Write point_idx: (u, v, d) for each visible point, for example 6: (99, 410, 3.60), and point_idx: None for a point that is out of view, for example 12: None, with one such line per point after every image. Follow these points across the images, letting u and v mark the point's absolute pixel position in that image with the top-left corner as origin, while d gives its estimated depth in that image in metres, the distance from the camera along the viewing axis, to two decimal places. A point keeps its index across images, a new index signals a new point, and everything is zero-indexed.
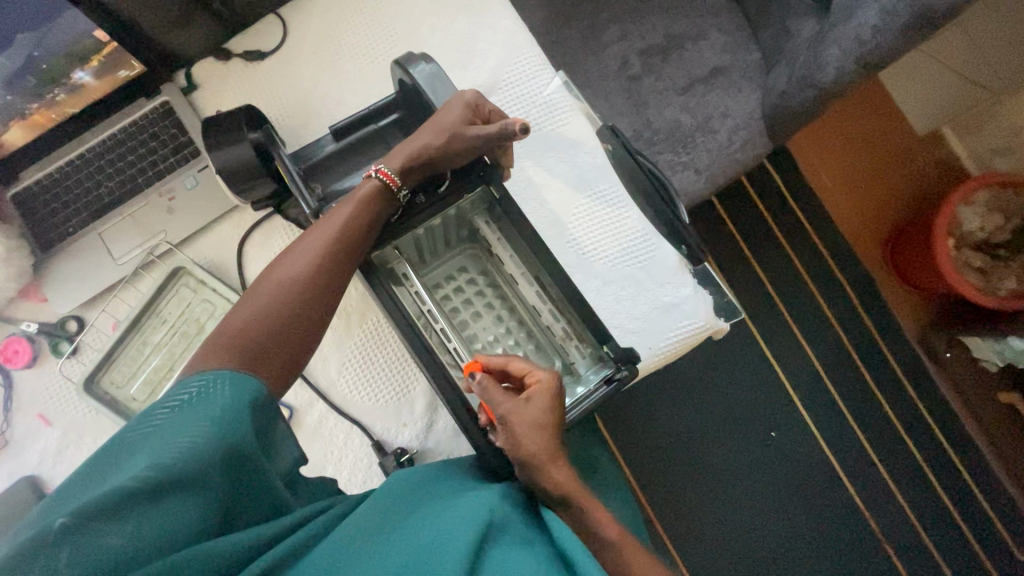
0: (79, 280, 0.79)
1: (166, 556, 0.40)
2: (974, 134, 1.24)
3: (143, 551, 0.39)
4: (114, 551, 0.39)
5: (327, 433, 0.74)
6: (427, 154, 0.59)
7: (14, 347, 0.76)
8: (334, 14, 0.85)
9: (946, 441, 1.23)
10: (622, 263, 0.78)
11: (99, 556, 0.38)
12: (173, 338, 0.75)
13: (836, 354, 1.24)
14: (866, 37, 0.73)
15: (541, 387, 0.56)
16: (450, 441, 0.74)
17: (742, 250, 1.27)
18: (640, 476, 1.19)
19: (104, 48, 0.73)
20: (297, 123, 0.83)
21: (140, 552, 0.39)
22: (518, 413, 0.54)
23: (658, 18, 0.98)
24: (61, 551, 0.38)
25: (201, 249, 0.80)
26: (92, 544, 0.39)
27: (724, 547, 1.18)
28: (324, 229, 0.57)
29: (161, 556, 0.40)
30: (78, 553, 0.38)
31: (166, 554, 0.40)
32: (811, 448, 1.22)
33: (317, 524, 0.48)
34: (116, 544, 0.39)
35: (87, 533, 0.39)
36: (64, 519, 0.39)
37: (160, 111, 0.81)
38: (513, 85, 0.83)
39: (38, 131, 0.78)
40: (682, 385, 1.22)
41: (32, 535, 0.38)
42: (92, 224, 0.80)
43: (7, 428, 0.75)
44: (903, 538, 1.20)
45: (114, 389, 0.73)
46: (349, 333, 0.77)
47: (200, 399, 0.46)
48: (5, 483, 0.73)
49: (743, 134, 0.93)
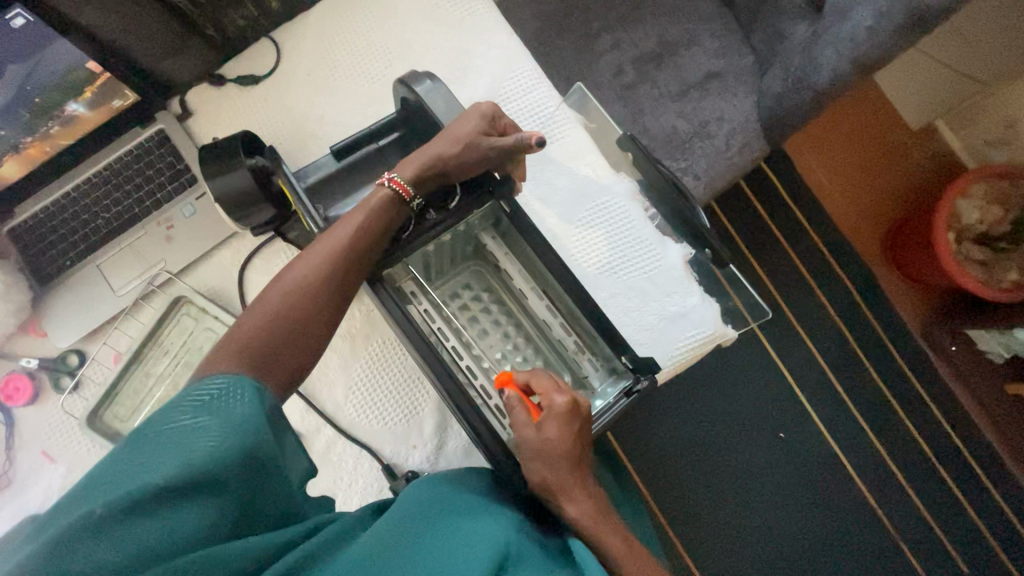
0: (78, 314, 0.77)
1: (192, 553, 0.39)
2: (968, 127, 1.24)
3: (171, 547, 0.39)
4: (143, 546, 0.38)
5: (336, 458, 0.73)
6: (443, 163, 0.59)
7: (15, 385, 0.75)
8: (326, 35, 0.84)
9: (956, 434, 1.22)
10: (628, 275, 0.78)
11: (129, 551, 0.38)
12: (176, 368, 0.74)
13: (842, 353, 1.24)
14: (861, 38, 0.73)
15: (553, 421, 0.53)
16: (461, 462, 0.73)
17: (743, 252, 1.26)
18: (651, 484, 1.18)
19: (97, 78, 0.72)
20: (294, 146, 0.82)
21: (167, 549, 0.39)
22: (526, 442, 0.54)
23: (650, 26, 0.98)
24: (92, 544, 0.37)
25: (201, 277, 0.79)
26: (123, 538, 0.38)
27: (739, 553, 1.17)
28: (336, 232, 0.56)
29: (187, 553, 0.39)
30: (109, 547, 0.37)
31: (192, 550, 0.39)
32: (821, 449, 1.21)
33: (335, 532, 0.46)
34: (146, 539, 0.38)
35: (116, 527, 0.38)
36: (96, 512, 0.38)
37: (156, 140, 0.81)
38: (511, 98, 0.82)
39: (33, 164, 0.77)
40: (689, 391, 1.21)
41: (61, 529, 0.38)
42: (90, 257, 0.79)
43: (9, 468, 0.73)
44: (918, 535, 1.19)
45: (118, 423, 0.72)
46: (354, 354, 0.76)
47: (221, 400, 0.45)
48: (10, 523, 0.72)
49: (741, 137, 0.93)
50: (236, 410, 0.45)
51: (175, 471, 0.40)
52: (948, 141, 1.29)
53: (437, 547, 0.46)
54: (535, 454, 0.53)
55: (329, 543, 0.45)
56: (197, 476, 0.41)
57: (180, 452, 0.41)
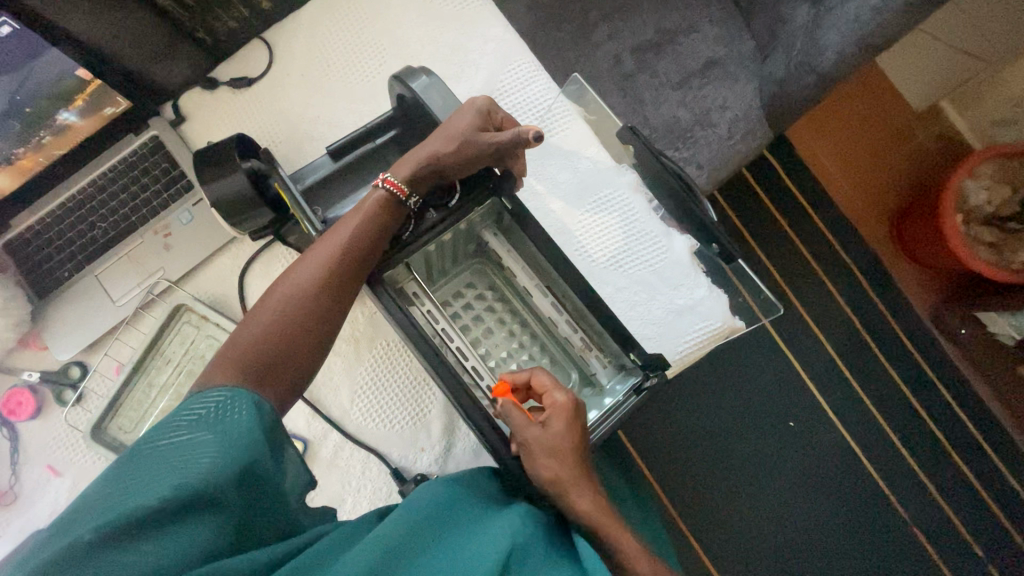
0: (79, 326, 0.77)
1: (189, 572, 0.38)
2: (974, 109, 1.22)
3: (168, 567, 0.38)
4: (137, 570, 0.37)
5: (343, 464, 0.72)
6: (438, 161, 0.57)
7: (17, 400, 0.74)
8: (319, 35, 0.83)
9: (969, 419, 1.20)
10: (633, 268, 0.77)
11: (125, 574, 0.37)
12: (179, 377, 0.73)
13: (850, 339, 1.22)
14: (865, 19, 0.72)
15: (560, 402, 0.54)
16: (471, 462, 0.72)
17: (748, 241, 1.25)
18: (662, 478, 1.17)
19: (88, 86, 0.71)
20: (290, 148, 0.81)
21: (165, 569, 0.38)
22: (538, 438, 0.52)
23: (648, 14, 0.96)
24: (86, 569, 0.36)
25: (200, 285, 0.79)
26: (118, 562, 0.37)
27: (750, 543, 1.16)
28: (332, 238, 0.55)
29: (185, 571, 0.38)
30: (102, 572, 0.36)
31: (190, 569, 0.38)
32: (832, 436, 1.20)
33: (333, 541, 0.45)
34: (141, 560, 0.37)
35: (110, 551, 0.37)
36: (88, 536, 0.37)
37: (150, 146, 0.80)
38: (510, 92, 0.81)
39: (26, 175, 0.75)
40: (695, 382, 1.20)
41: (54, 553, 0.37)
42: (89, 267, 0.78)
43: (15, 483, 0.72)
44: (932, 520, 1.17)
45: (122, 434, 0.71)
46: (359, 357, 0.76)
47: (217, 414, 0.44)
48: (17, 539, 0.71)
49: (743, 125, 0.91)
50: (234, 425, 0.44)
51: (169, 492, 0.39)
52: (955, 123, 1.26)
53: (439, 558, 0.45)
54: (549, 448, 0.52)
55: (329, 549, 0.44)
56: (195, 496, 0.40)
57: (173, 471, 0.40)
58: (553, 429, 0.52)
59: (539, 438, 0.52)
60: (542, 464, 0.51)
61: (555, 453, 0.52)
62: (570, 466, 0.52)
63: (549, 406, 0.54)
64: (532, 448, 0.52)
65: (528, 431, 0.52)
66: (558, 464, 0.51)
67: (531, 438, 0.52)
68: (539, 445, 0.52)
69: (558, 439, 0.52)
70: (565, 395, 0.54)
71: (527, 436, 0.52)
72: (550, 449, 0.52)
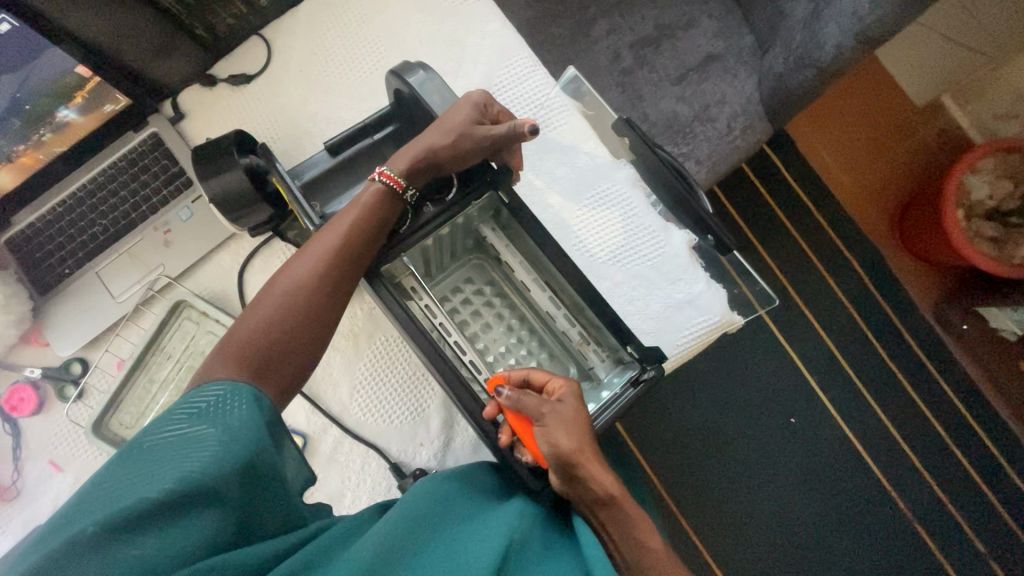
0: (80, 322, 0.77)
1: (191, 565, 0.38)
2: (975, 102, 1.21)
3: (170, 561, 0.38)
4: (140, 562, 0.37)
5: (343, 459, 0.73)
6: (433, 154, 0.57)
7: (19, 396, 0.74)
8: (318, 32, 0.83)
9: (971, 415, 1.20)
10: (632, 263, 0.77)
11: (128, 567, 0.37)
12: (179, 372, 0.74)
13: (852, 334, 1.22)
14: (864, 12, 0.72)
15: (567, 388, 0.53)
16: (469, 457, 0.72)
17: (748, 237, 1.25)
18: (662, 475, 1.17)
19: (87, 83, 0.71)
20: (289, 145, 0.82)
21: (168, 562, 0.38)
22: (555, 413, 0.51)
23: (647, 9, 0.96)
24: (88, 562, 0.36)
25: (200, 281, 0.79)
26: (119, 556, 0.37)
27: (751, 539, 1.16)
28: (330, 233, 0.55)
29: (187, 564, 0.38)
30: (105, 565, 0.37)
31: (192, 562, 0.38)
32: (833, 431, 1.19)
33: (334, 535, 0.45)
34: (144, 553, 0.38)
35: (113, 544, 0.37)
36: (90, 529, 0.37)
37: (149, 143, 0.80)
38: (507, 87, 0.81)
39: (27, 172, 0.76)
40: (696, 378, 1.20)
41: (57, 546, 0.37)
42: (90, 264, 0.79)
43: (17, 479, 0.73)
44: (933, 516, 1.17)
45: (123, 430, 0.72)
46: (358, 353, 0.76)
47: (218, 408, 0.44)
48: (19, 534, 0.71)
49: (743, 120, 0.91)
50: (235, 418, 0.44)
51: (171, 485, 0.39)
52: (956, 118, 1.25)
53: (439, 554, 0.45)
54: (567, 422, 0.50)
55: (332, 542, 0.45)
56: (197, 490, 0.40)
57: (176, 464, 0.40)
58: (567, 407, 0.52)
59: (556, 412, 0.51)
60: (562, 438, 0.49)
61: (573, 428, 0.50)
62: (588, 444, 0.50)
63: (563, 389, 0.53)
64: (550, 425, 0.50)
65: (540, 407, 0.51)
66: (575, 436, 0.49)
67: (549, 415, 0.50)
68: (554, 420, 0.50)
69: (574, 417, 0.51)
70: (569, 379, 0.54)
71: (543, 413, 0.50)
72: (568, 424, 0.50)
